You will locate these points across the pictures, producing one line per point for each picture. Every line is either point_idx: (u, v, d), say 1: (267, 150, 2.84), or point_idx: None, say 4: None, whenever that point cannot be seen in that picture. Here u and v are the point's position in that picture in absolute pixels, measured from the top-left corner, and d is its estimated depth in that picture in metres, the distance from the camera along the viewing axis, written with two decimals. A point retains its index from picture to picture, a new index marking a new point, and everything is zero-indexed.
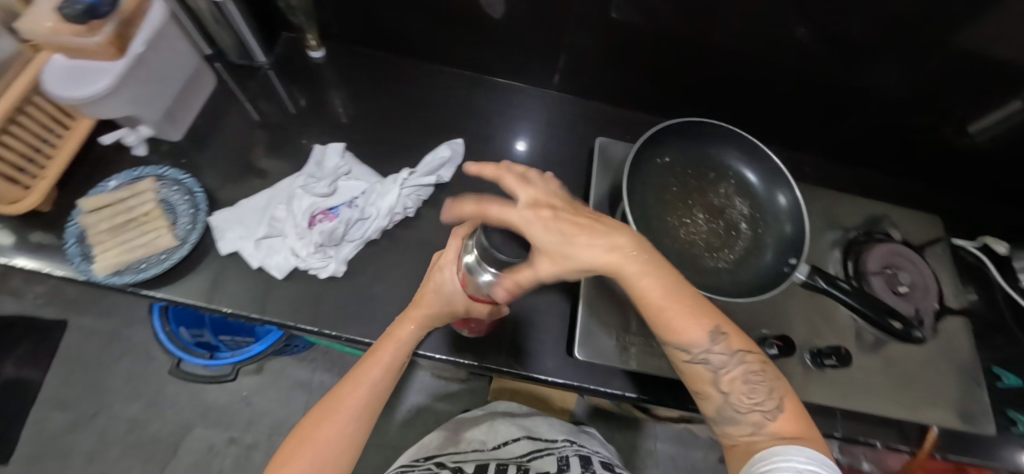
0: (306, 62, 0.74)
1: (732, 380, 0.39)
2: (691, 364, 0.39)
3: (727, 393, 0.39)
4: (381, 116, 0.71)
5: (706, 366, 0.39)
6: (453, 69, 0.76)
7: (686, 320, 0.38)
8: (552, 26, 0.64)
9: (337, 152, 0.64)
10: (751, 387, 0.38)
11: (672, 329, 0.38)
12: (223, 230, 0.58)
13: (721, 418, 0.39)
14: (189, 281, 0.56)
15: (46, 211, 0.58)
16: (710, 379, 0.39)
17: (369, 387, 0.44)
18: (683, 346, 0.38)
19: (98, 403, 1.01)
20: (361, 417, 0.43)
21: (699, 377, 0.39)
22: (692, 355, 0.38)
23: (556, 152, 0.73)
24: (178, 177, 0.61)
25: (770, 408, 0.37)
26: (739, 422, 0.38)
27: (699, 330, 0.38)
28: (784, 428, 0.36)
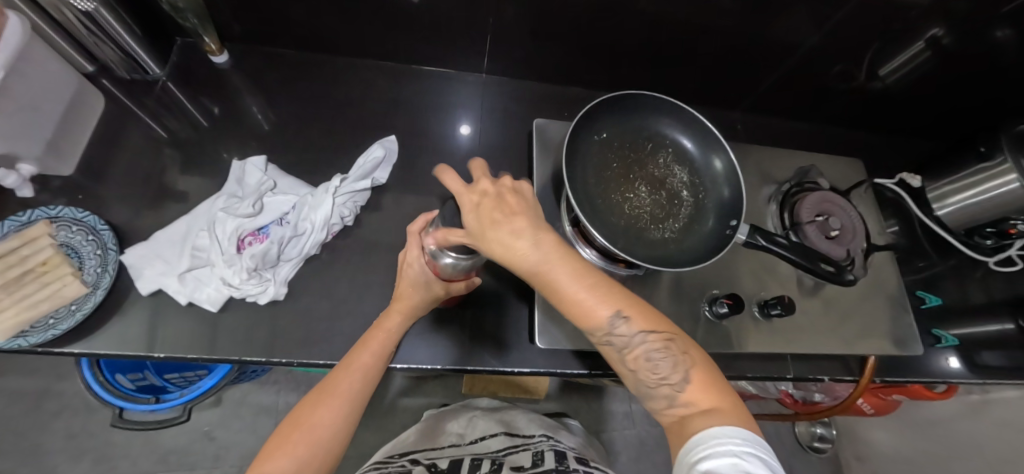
0: (209, 69, 0.67)
1: (638, 357, 0.37)
2: (602, 347, 0.38)
3: (636, 370, 0.38)
4: (303, 121, 0.66)
5: (613, 347, 0.38)
6: (375, 62, 0.71)
7: (588, 305, 0.37)
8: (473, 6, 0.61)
9: (258, 167, 0.58)
10: (655, 362, 0.37)
11: (573, 316, 0.38)
12: (141, 268, 0.53)
13: (642, 395, 0.39)
14: (111, 330, 0.51)
15: None
16: (620, 359, 0.38)
17: (360, 372, 0.44)
18: (590, 330, 0.38)
19: (39, 468, 0.92)
20: (353, 401, 0.42)
21: (613, 356, 0.39)
22: (600, 338, 0.38)
23: (495, 137, 0.71)
24: (77, 215, 0.54)
25: (678, 381, 0.36)
26: (655, 397, 0.37)
27: (601, 312, 0.36)
28: (696, 400, 0.35)
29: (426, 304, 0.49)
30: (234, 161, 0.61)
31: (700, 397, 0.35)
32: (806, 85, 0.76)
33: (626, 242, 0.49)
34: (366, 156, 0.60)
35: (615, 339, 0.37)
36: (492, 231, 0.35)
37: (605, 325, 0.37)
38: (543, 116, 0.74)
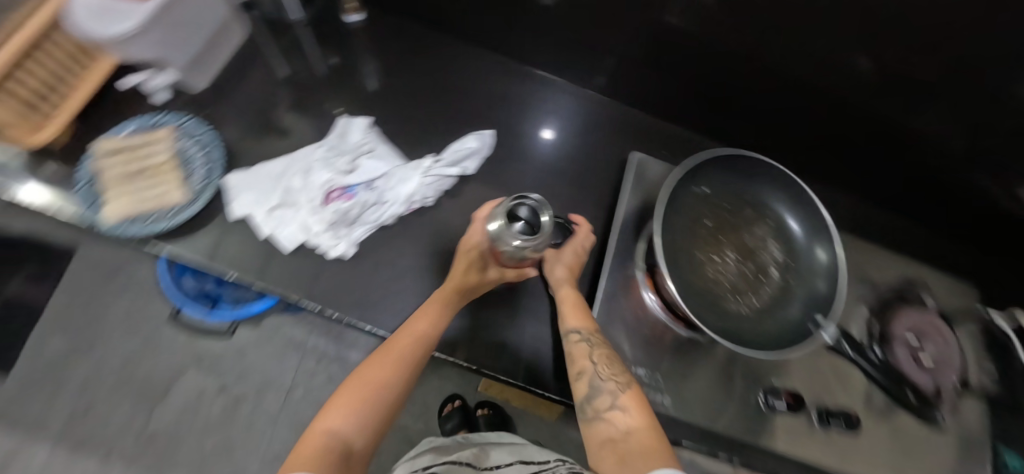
0: (342, 25, 0.70)
1: (600, 355, 0.45)
2: (574, 343, 0.46)
3: (596, 364, 0.44)
4: (411, 93, 0.68)
5: (585, 344, 0.45)
6: (491, 54, 0.72)
7: (577, 310, 0.48)
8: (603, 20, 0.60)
9: (362, 128, 0.62)
10: (611, 365, 0.44)
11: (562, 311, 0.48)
12: (237, 193, 0.56)
13: (590, 392, 0.42)
14: (195, 240, 0.54)
15: (60, 146, 0.56)
16: (586, 356, 0.45)
17: (414, 342, 0.44)
18: (572, 328, 0.47)
19: (97, 334, 1.03)
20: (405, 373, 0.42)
21: (580, 356, 0.45)
22: (581, 335, 0.46)
23: (586, 156, 0.69)
24: (197, 129, 0.59)
25: (623, 382, 0.42)
26: (602, 392, 0.42)
27: (586, 317, 0.48)
28: (631, 400, 0.41)
29: (480, 283, 0.51)
30: (341, 117, 0.64)
31: (636, 404, 0.40)
32: (935, 188, 0.69)
33: (699, 306, 0.46)
34: (459, 142, 0.62)
35: (590, 337, 0.46)
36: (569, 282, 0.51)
37: (585, 327, 0.47)
38: (640, 148, 0.71)
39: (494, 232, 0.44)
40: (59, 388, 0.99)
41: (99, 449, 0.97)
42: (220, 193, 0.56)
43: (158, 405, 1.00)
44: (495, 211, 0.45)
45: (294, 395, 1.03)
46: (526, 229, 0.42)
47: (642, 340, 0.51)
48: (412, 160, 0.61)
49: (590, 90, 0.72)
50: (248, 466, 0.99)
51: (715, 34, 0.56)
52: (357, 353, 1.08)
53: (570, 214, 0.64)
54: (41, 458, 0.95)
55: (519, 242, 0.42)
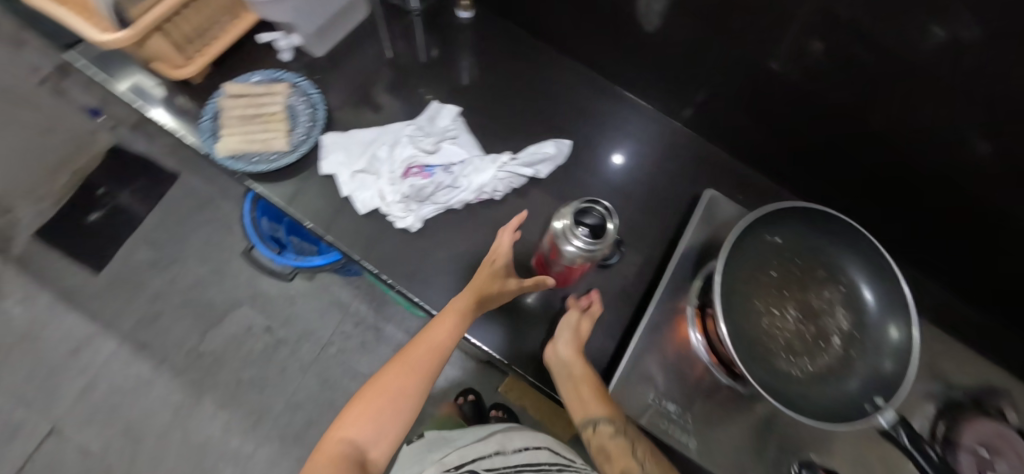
0: (453, 20, 0.75)
1: (644, 454, 0.43)
2: (608, 437, 0.43)
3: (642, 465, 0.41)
4: (501, 92, 0.71)
5: (621, 439, 0.43)
6: (585, 69, 0.74)
7: (594, 395, 0.46)
8: (704, 54, 0.60)
9: (452, 115, 0.65)
10: (651, 462, 0.42)
11: (588, 399, 0.45)
12: (330, 152, 0.61)
13: None
14: (286, 187, 0.60)
15: (197, 82, 0.65)
16: (626, 455, 0.42)
17: (430, 352, 0.45)
18: (599, 419, 0.44)
19: (178, 253, 1.15)
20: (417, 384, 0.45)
21: (616, 454, 0.42)
22: (614, 426, 0.44)
23: (657, 183, 0.69)
24: (308, 89, 0.64)
25: None
26: None
27: (608, 405, 0.45)
28: None
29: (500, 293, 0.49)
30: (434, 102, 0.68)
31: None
32: None
33: (749, 355, 0.44)
34: (537, 144, 0.64)
35: (622, 429, 0.44)
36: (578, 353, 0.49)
37: (610, 417, 0.44)
38: (715, 188, 0.70)
39: (556, 229, 0.45)
40: (137, 294, 1.11)
41: (155, 356, 1.08)
42: (315, 149, 0.61)
43: (211, 330, 1.10)
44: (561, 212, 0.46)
45: (328, 351, 1.10)
46: (591, 232, 0.43)
47: (679, 375, 0.50)
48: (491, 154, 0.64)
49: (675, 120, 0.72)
50: (275, 405, 1.06)
51: (819, 87, 0.54)
52: (392, 327, 1.12)
53: (629, 236, 0.64)
54: (109, 351, 1.08)
55: (581, 242, 0.43)
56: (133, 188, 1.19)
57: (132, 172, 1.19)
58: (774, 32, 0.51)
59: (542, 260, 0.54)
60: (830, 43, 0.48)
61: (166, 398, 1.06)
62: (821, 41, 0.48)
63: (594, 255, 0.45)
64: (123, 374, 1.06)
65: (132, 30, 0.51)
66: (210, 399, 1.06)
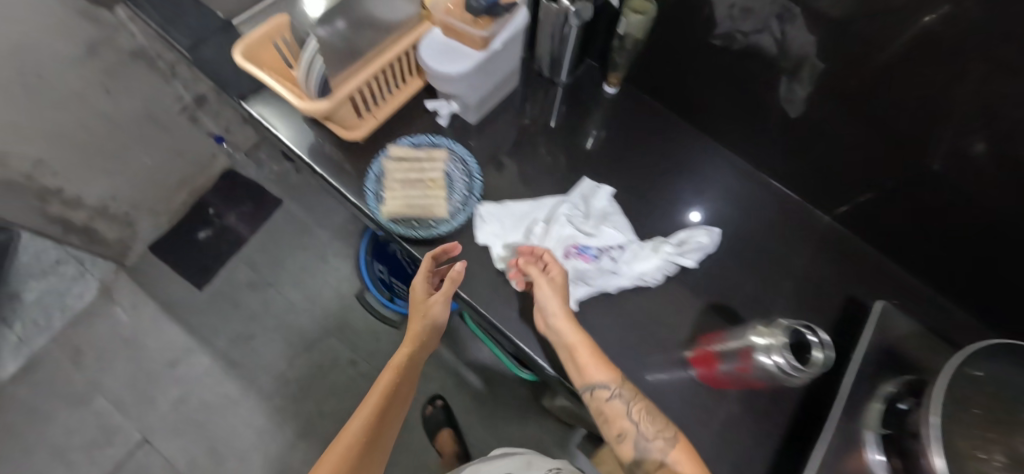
0: (598, 94, 0.77)
1: (639, 410, 0.48)
2: (609, 402, 0.49)
3: (637, 423, 0.48)
4: (644, 172, 0.72)
5: (618, 401, 0.48)
6: (727, 154, 0.77)
7: (595, 364, 0.49)
8: (866, 147, 0.60)
9: (605, 195, 0.66)
10: (647, 418, 0.48)
11: (586, 367, 0.49)
12: (485, 222, 0.62)
13: (638, 452, 0.47)
14: (439, 253, 0.60)
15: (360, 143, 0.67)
16: (623, 416, 0.48)
17: (367, 416, 0.54)
18: (599, 385, 0.49)
19: (275, 277, 1.19)
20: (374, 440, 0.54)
21: (614, 415, 0.48)
22: (610, 392, 0.49)
23: (811, 276, 0.65)
24: (465, 156, 0.65)
25: (669, 436, 0.47)
26: (651, 452, 0.46)
27: (609, 369, 0.50)
28: (681, 456, 0.45)
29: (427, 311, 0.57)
30: (584, 178, 0.68)
31: (685, 455, 0.46)
32: None
33: None
34: (688, 231, 0.63)
35: (620, 392, 0.49)
36: (560, 316, 0.51)
37: (612, 381, 0.49)
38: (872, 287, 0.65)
39: (756, 344, 0.45)
40: (234, 314, 1.15)
41: (244, 377, 1.10)
42: (472, 218, 0.62)
43: (298, 357, 1.12)
44: (761, 326, 0.46)
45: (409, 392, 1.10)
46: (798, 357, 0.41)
47: None
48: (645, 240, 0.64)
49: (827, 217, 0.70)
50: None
51: (982, 190, 0.52)
52: (474, 375, 1.11)
53: None
54: (202, 367, 1.11)
55: (785, 362, 0.41)
56: (241, 210, 1.26)
57: (242, 196, 1.27)
58: (936, 126, 0.51)
59: (708, 363, 0.53)
60: (998, 141, 0.47)
61: (250, 421, 1.07)
62: (986, 138, 0.47)
63: (787, 380, 0.43)
64: (213, 391, 1.09)
65: (331, 99, 0.54)
66: (291, 427, 1.07)
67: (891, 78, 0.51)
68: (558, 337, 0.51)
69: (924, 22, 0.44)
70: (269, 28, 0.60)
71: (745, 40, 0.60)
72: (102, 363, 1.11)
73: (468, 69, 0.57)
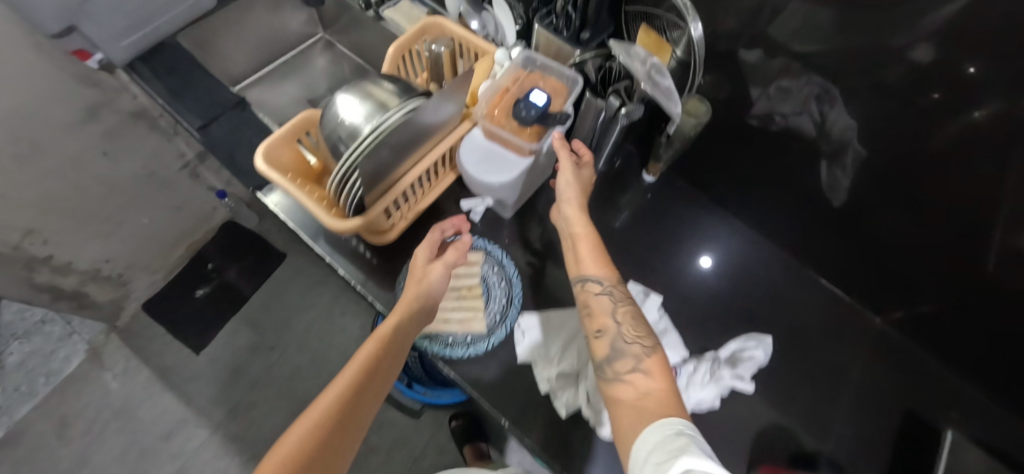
0: (637, 182, 0.73)
1: (625, 312, 0.49)
2: (597, 297, 0.50)
3: (619, 323, 0.48)
4: (691, 272, 0.68)
5: (608, 297, 0.50)
6: (776, 247, 0.73)
7: (593, 260, 0.52)
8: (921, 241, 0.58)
9: (655, 308, 0.61)
10: (634, 326, 0.47)
11: (584, 260, 0.52)
12: (526, 336, 0.57)
13: (612, 352, 0.46)
14: (478, 373, 0.55)
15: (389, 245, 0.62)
16: (607, 313, 0.49)
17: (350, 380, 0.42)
18: (593, 280, 0.51)
19: (278, 339, 1.13)
20: (344, 425, 0.39)
21: (599, 310, 0.49)
22: (601, 288, 0.50)
23: (871, 389, 0.61)
24: (502, 258, 0.61)
25: (648, 346, 0.45)
26: (625, 353, 0.45)
27: (606, 270, 0.52)
28: (653, 363, 0.44)
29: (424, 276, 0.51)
30: (632, 282, 0.65)
31: (658, 367, 0.44)
32: None
33: None
34: (742, 342, 0.60)
35: (611, 291, 0.50)
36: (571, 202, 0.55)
37: (606, 279, 0.51)
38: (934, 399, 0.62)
39: None
40: (234, 381, 1.09)
41: (244, 451, 1.03)
42: (511, 333, 0.57)
43: None
44: None
45: (421, 466, 1.04)
46: None
47: None
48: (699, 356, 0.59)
49: (881, 320, 0.67)
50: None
51: None
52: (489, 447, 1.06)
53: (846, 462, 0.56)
54: (199, 440, 1.04)
55: None
56: (242, 265, 1.19)
57: (243, 249, 1.20)
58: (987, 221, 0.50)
59: None
60: None
61: None
62: None
63: None
64: (211, 468, 1.02)
65: (364, 215, 0.50)
66: None
67: (918, 182, 0.52)
68: (568, 227, 0.55)
69: (935, 98, 0.43)
70: (296, 126, 0.55)
71: (785, 124, 0.58)
72: (89, 436, 1.03)
73: (508, 177, 0.53)
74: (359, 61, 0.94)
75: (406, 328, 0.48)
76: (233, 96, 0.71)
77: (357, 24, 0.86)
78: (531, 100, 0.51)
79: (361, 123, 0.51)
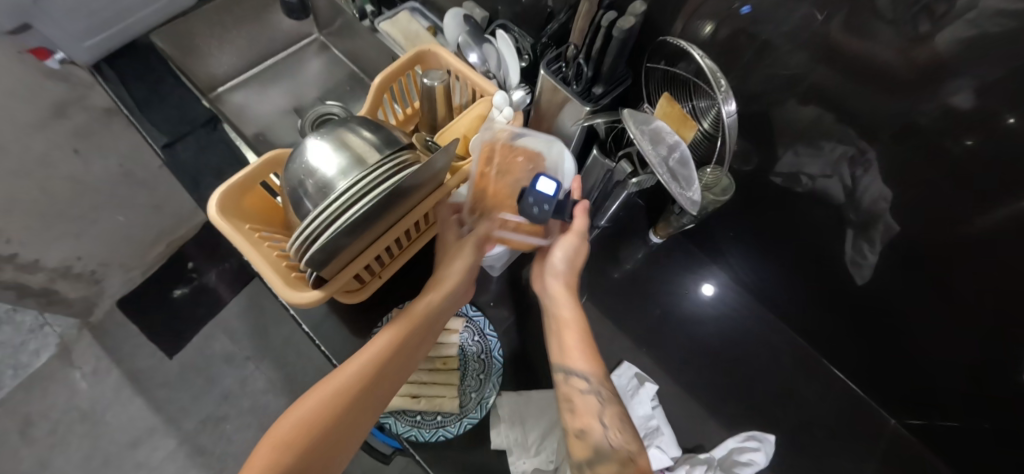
0: (644, 245, 0.68)
1: (612, 414, 0.44)
2: (582, 393, 0.45)
3: (606, 426, 0.43)
4: (698, 364, 0.63)
5: (594, 396, 0.44)
6: (790, 332, 0.67)
7: (580, 349, 0.46)
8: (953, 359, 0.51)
9: (649, 399, 0.57)
10: (622, 427, 0.43)
11: (569, 349, 0.46)
12: (501, 420, 0.51)
13: (595, 457, 0.41)
14: (445, 459, 0.49)
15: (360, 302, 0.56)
16: (592, 413, 0.43)
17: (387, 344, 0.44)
18: (579, 374, 0.45)
19: (254, 349, 1.09)
20: (376, 386, 0.42)
21: (584, 409, 0.44)
22: (587, 385, 0.45)
23: None
24: (484, 327, 0.55)
25: (635, 451, 0.41)
26: (609, 460, 0.41)
27: (594, 362, 0.46)
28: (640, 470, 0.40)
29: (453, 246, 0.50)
30: (625, 365, 0.60)
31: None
32: None
33: None
34: (741, 442, 0.57)
35: (598, 389, 0.44)
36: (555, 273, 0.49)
37: (595, 375, 0.45)
38: None
39: None
40: (205, 390, 1.06)
41: (212, 464, 1.01)
42: (484, 418, 0.51)
43: None
44: None
45: None
46: None
47: None
48: (689, 457, 0.56)
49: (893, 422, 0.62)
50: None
51: None
52: None
53: None
54: (167, 450, 1.01)
55: None
56: None
57: None
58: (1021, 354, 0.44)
59: None
60: None
61: None
62: None
63: None
64: None
65: (326, 288, 0.44)
66: None
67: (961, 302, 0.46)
68: (554, 308, 0.49)
69: (967, 145, 0.35)
70: (261, 168, 0.49)
71: (812, 185, 0.49)
72: (53, 437, 1.01)
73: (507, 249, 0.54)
74: (353, 68, 0.86)
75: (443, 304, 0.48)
76: (204, 115, 0.66)
77: (352, 31, 0.78)
78: (544, 195, 0.44)
79: (332, 173, 0.45)
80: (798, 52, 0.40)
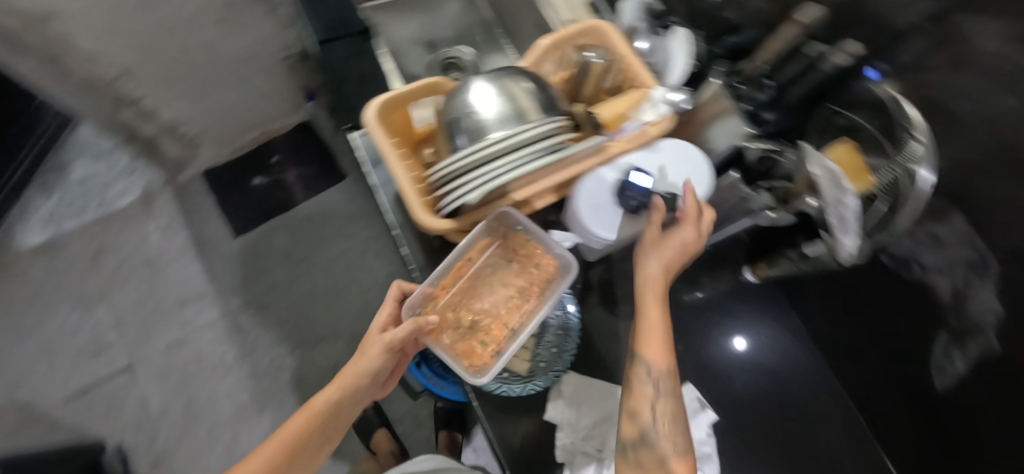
0: (735, 275, 0.65)
1: (666, 406, 0.40)
2: (642, 381, 0.40)
3: (656, 419, 0.39)
4: (736, 409, 0.61)
5: (652, 386, 0.40)
6: (857, 415, 0.60)
7: (653, 337, 0.41)
8: None
9: (707, 427, 0.54)
10: (672, 423, 0.39)
11: (643, 332, 0.42)
12: (560, 395, 0.52)
13: (635, 443, 0.39)
14: (502, 413, 0.52)
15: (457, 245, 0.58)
16: (646, 402, 0.40)
17: (323, 407, 0.47)
18: (643, 359, 0.41)
19: (309, 253, 1.14)
20: (316, 440, 0.47)
21: (640, 394, 0.40)
22: (649, 372, 0.40)
23: None
24: (568, 306, 0.57)
25: (679, 451, 0.38)
26: (650, 451, 0.38)
27: (665, 349, 0.41)
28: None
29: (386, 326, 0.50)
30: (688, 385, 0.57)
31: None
32: None
33: None
34: None
35: (660, 379, 0.40)
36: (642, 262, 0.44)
37: (659, 364, 0.40)
38: None
39: None
40: (258, 278, 1.12)
41: (245, 346, 1.07)
42: (547, 389, 0.53)
43: (303, 348, 1.07)
44: None
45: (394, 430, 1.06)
46: None
47: None
48: None
49: None
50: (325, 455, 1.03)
51: None
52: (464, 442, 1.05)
53: None
54: (210, 318, 1.08)
55: None
56: (304, 169, 1.20)
57: (309, 155, 1.21)
58: None
59: None
60: None
61: (234, 395, 1.03)
62: None
63: None
64: (210, 347, 1.06)
65: (456, 222, 0.46)
66: (269, 414, 1.02)
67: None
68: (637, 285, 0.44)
69: None
70: (420, 90, 0.51)
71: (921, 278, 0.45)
72: (117, 273, 1.09)
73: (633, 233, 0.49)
74: (491, 21, 0.88)
75: (374, 364, 0.48)
76: (359, 24, 0.67)
77: None
78: (644, 190, 0.46)
79: (494, 116, 0.46)
80: (981, 130, 0.33)
